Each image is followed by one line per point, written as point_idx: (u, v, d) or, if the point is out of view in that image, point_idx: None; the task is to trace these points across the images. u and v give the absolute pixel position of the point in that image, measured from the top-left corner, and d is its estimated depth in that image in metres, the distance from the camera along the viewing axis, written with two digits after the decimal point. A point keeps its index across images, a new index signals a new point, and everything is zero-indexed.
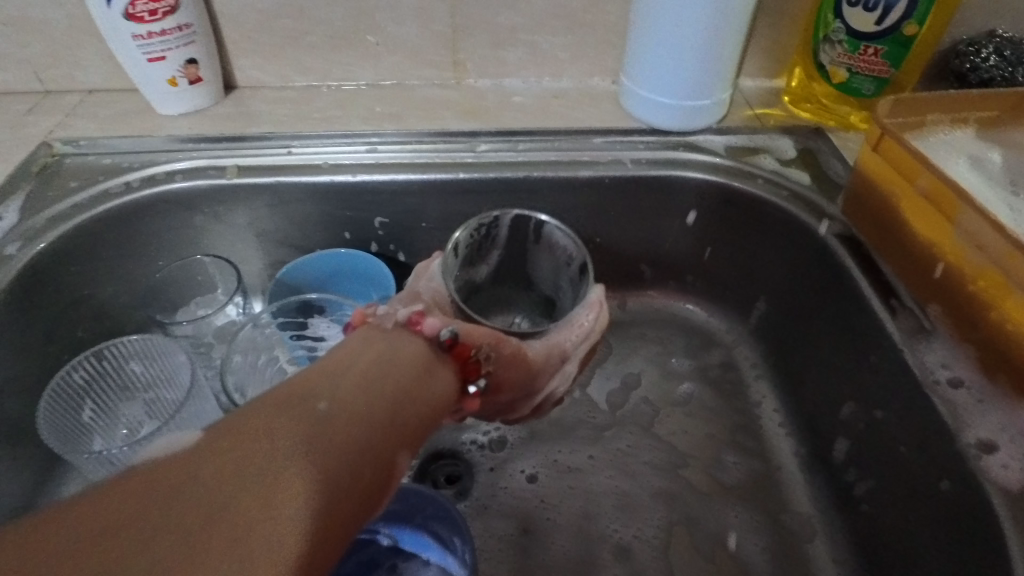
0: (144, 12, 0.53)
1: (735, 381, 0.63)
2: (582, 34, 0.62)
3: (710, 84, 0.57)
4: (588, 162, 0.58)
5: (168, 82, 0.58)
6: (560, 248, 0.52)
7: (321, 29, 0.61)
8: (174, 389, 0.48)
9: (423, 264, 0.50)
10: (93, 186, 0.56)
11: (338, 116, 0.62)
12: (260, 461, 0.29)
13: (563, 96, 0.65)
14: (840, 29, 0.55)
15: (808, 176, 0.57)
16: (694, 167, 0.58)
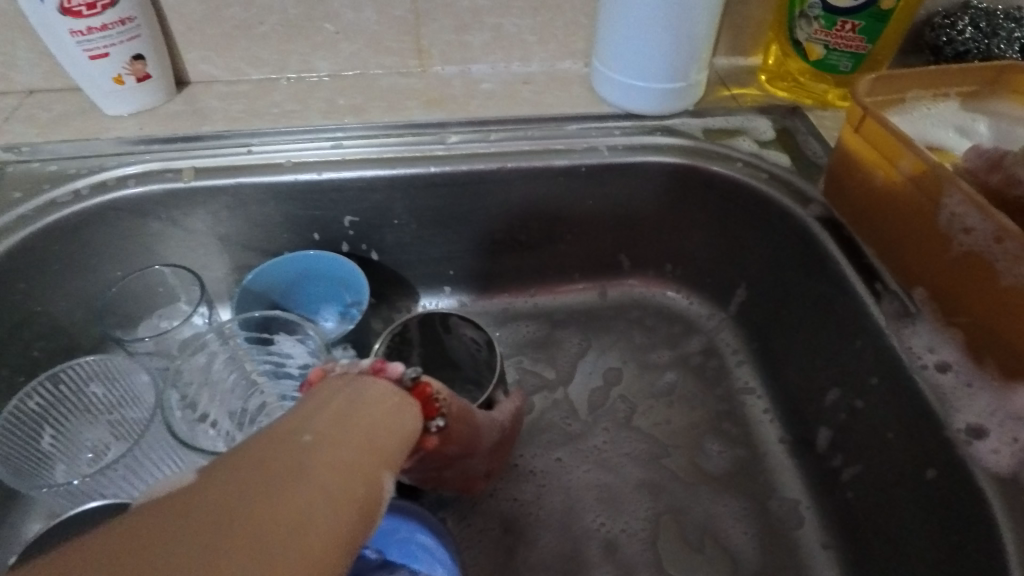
0: (80, 6, 0.49)
1: (717, 368, 0.62)
2: (551, 16, 0.59)
3: (686, 65, 0.55)
4: (562, 151, 0.56)
5: (113, 80, 0.55)
6: (470, 339, 0.49)
7: (273, 18, 0.57)
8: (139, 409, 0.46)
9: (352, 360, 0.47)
10: (38, 196, 0.52)
11: (297, 109, 0.58)
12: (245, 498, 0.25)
13: (533, 81, 0.62)
14: (815, 5, 0.54)
15: (788, 157, 0.56)
16: (672, 152, 0.56)
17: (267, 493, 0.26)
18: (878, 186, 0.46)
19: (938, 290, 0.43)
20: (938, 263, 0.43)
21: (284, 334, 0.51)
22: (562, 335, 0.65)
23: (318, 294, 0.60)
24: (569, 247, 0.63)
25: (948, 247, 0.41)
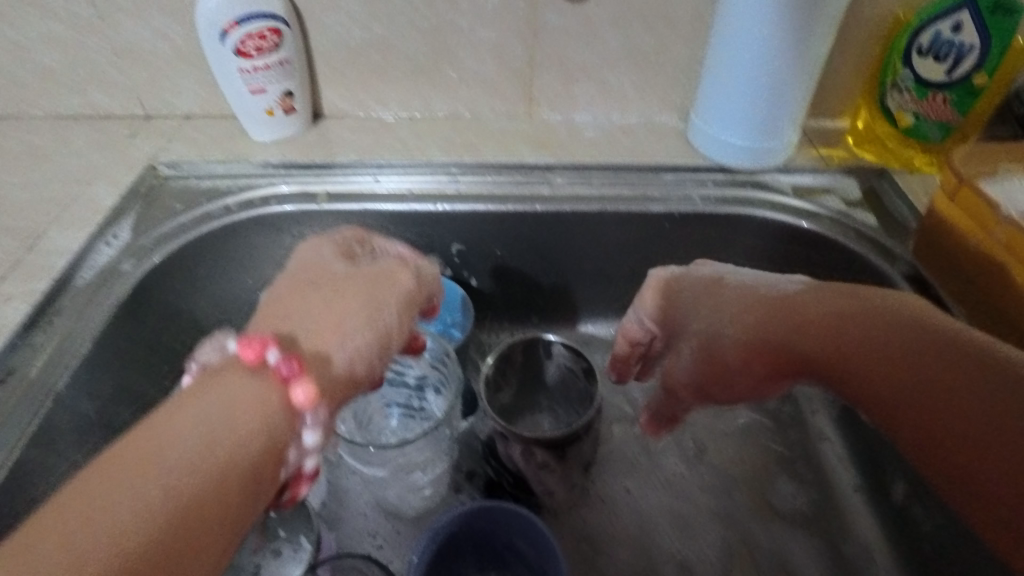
0: (251, 49, 0.58)
1: (792, 412, 0.64)
2: (652, 73, 0.65)
3: (782, 126, 0.60)
4: (658, 198, 0.61)
5: (265, 112, 0.63)
6: (565, 363, 0.54)
7: (404, 64, 0.64)
8: None
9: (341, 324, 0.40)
10: (196, 209, 0.60)
11: (418, 146, 0.65)
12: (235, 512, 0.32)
13: (631, 131, 0.67)
14: (908, 77, 0.58)
15: (874, 217, 0.59)
16: (761, 206, 0.60)
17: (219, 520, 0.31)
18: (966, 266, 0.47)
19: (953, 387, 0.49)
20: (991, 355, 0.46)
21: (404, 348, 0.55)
22: None
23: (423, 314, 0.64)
24: None
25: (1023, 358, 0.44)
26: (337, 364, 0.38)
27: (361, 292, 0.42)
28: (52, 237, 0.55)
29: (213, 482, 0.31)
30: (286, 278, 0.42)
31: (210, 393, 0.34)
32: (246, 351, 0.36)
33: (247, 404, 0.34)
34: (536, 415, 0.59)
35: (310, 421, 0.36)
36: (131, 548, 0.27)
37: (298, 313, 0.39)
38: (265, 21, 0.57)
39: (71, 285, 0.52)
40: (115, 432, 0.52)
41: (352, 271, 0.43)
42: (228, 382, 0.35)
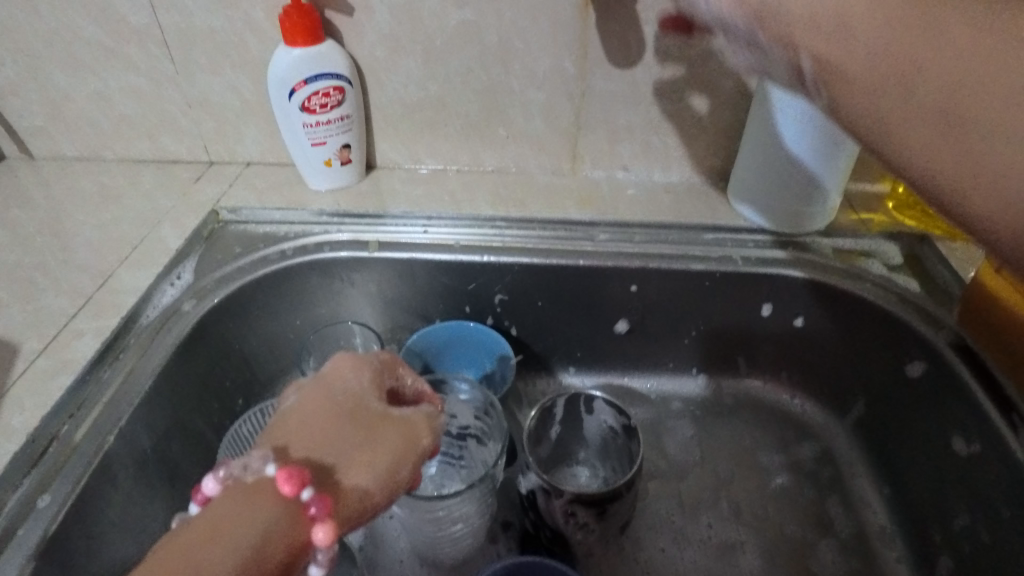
0: (316, 105, 0.62)
1: (833, 476, 0.63)
2: (695, 135, 0.67)
3: (824, 192, 0.60)
4: (699, 257, 0.62)
5: (324, 163, 0.66)
6: (607, 421, 0.55)
7: (457, 120, 0.68)
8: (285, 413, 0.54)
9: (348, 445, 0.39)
10: (254, 252, 0.62)
11: (466, 199, 0.68)
12: None
13: (672, 190, 0.69)
14: None
15: (917, 283, 0.59)
16: (803, 267, 0.61)
17: None
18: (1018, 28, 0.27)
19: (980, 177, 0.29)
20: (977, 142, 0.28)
21: (449, 397, 0.56)
22: (675, 422, 0.68)
23: (463, 360, 0.65)
24: (693, 342, 0.67)
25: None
26: (352, 511, 0.38)
27: (390, 445, 0.40)
28: (121, 276, 0.58)
29: None
30: (322, 396, 0.41)
31: (243, 526, 0.35)
32: (283, 484, 0.36)
33: (275, 539, 0.35)
34: (574, 467, 0.60)
35: (319, 557, 0.37)
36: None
37: (333, 445, 0.39)
38: (331, 80, 0.61)
39: (138, 323, 0.54)
40: (169, 467, 0.53)
41: (390, 413, 0.41)
42: (259, 513, 0.35)
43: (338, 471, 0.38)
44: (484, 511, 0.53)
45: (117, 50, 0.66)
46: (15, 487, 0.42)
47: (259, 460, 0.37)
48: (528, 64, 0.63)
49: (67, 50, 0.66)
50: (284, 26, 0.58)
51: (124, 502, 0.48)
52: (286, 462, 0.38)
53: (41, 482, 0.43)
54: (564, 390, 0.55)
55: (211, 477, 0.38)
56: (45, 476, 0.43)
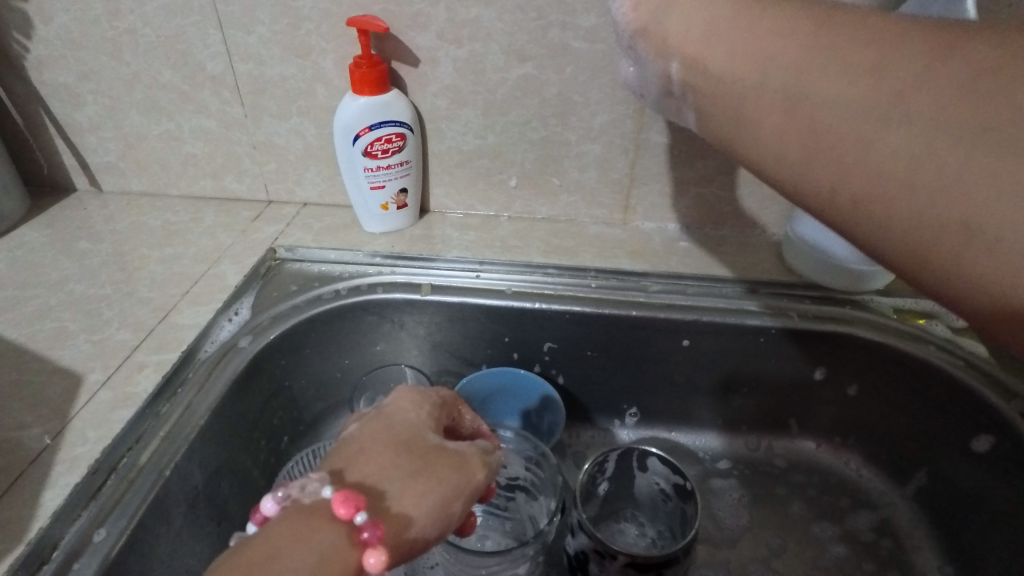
0: (378, 150, 0.64)
1: (893, 550, 0.59)
2: (749, 191, 0.67)
3: None
4: (755, 312, 0.61)
5: (381, 206, 0.68)
6: (661, 480, 0.53)
7: (512, 169, 0.69)
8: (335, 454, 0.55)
9: (406, 467, 0.40)
10: (309, 291, 0.63)
11: (517, 246, 0.68)
12: None
13: (724, 243, 0.69)
14: None
15: (983, 347, 0.58)
16: (862, 326, 0.60)
17: None
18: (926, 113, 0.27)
19: (849, 222, 0.31)
20: (846, 198, 0.31)
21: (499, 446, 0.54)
22: (721, 484, 0.65)
23: (504, 409, 0.65)
24: (745, 399, 0.66)
25: (962, 252, 0.27)
26: (404, 540, 0.37)
27: (444, 477, 0.40)
28: (181, 310, 0.60)
29: None
30: (381, 427, 0.42)
31: (298, 548, 0.34)
32: (339, 506, 0.36)
33: (331, 563, 0.34)
34: (622, 523, 0.58)
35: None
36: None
37: (390, 473, 0.39)
38: (394, 127, 0.63)
39: (196, 358, 0.55)
40: (216, 504, 0.52)
41: (447, 447, 0.42)
42: (315, 535, 0.35)
43: (395, 494, 0.38)
44: (533, 567, 0.51)
45: (191, 94, 0.69)
46: (75, 519, 0.42)
47: (317, 482, 0.38)
48: (585, 118, 0.64)
49: (146, 93, 0.70)
50: (353, 76, 0.61)
51: (172, 538, 0.47)
52: (344, 486, 0.38)
53: (100, 513, 0.43)
54: (617, 444, 0.54)
55: (270, 498, 0.37)
56: (103, 509, 0.43)
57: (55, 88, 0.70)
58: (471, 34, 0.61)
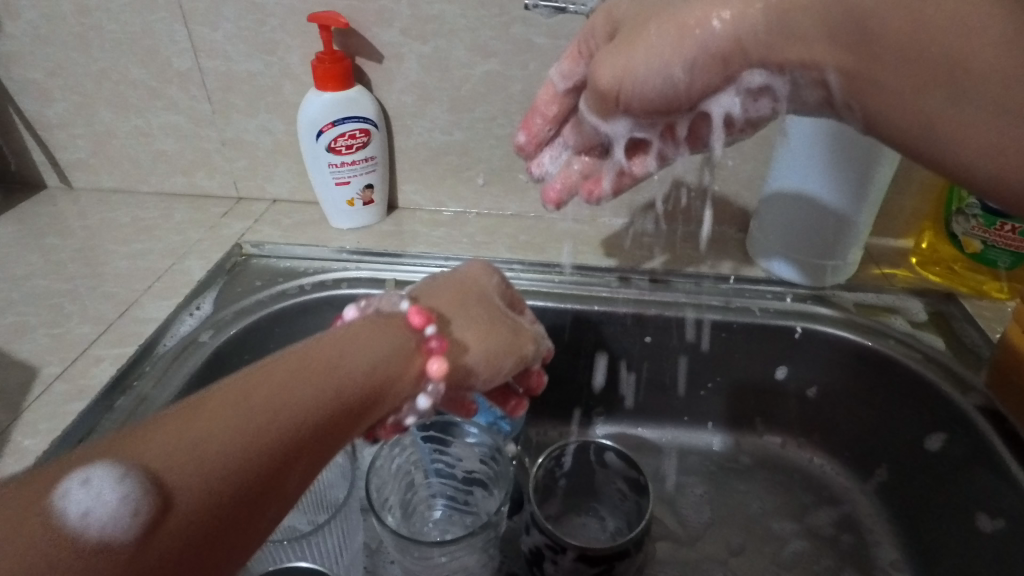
0: (342, 146, 0.64)
1: (854, 543, 0.58)
2: (715, 187, 0.68)
3: (841, 248, 0.61)
4: (718, 306, 0.61)
5: (347, 202, 0.68)
6: (617, 473, 0.54)
7: (480, 165, 0.69)
8: None
9: (476, 311, 0.45)
10: (273, 286, 0.63)
11: (485, 243, 0.68)
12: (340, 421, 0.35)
13: (692, 240, 0.70)
14: (975, 205, 0.58)
15: (943, 342, 0.58)
16: (823, 321, 0.60)
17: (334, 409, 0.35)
18: (983, 104, 0.32)
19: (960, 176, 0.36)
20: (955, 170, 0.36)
21: (457, 440, 0.53)
22: (684, 479, 0.64)
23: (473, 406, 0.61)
24: (711, 394, 0.66)
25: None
26: (460, 363, 0.42)
27: (501, 333, 0.45)
28: (143, 305, 0.60)
29: (361, 393, 0.36)
30: (453, 285, 0.47)
31: (385, 335, 0.40)
32: (416, 316, 0.42)
33: (402, 355, 0.39)
34: (582, 516, 0.57)
35: (426, 391, 0.40)
36: (273, 433, 0.31)
37: (457, 314, 0.45)
38: (358, 123, 0.64)
39: (154, 352, 0.55)
40: None
41: (507, 312, 0.47)
42: (390, 335, 0.40)
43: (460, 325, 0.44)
44: (486, 558, 0.51)
45: (160, 90, 0.69)
46: None
47: (396, 299, 0.44)
48: None
49: (114, 90, 0.70)
50: (316, 72, 0.61)
51: None
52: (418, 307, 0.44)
53: None
54: (576, 438, 0.54)
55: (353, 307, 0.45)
56: None
57: (24, 85, 0.70)
58: (435, 30, 0.61)
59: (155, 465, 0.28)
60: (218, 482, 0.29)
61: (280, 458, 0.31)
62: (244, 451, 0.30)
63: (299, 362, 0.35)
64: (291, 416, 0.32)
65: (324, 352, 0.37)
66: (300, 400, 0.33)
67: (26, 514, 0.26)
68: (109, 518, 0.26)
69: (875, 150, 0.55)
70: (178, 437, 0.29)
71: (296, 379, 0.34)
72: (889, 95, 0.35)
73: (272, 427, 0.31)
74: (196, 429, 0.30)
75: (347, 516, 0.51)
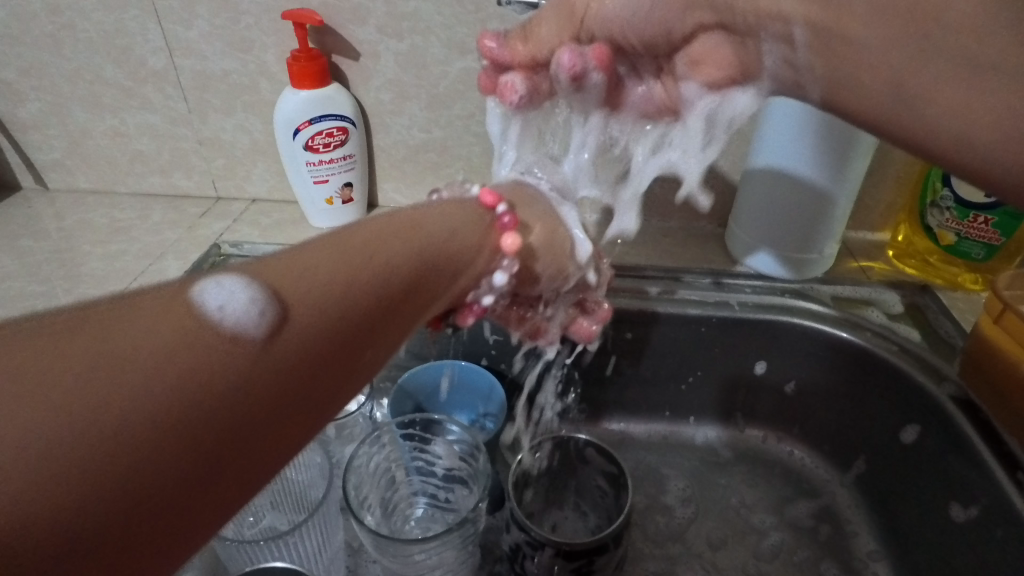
0: (319, 144, 0.64)
1: (833, 533, 0.59)
2: (693, 183, 0.68)
3: (818, 241, 0.61)
4: (697, 301, 0.62)
5: (326, 201, 0.68)
6: (597, 468, 0.53)
7: (460, 163, 0.69)
8: None
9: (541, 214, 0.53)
10: None
11: None
12: (426, 276, 0.38)
13: (671, 235, 0.70)
14: (948, 197, 0.59)
15: (918, 334, 0.58)
16: (801, 314, 0.60)
17: (421, 263, 0.38)
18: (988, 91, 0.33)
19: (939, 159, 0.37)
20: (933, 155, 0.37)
21: (437, 437, 0.54)
22: (666, 472, 0.64)
23: (454, 402, 0.62)
24: (691, 389, 0.66)
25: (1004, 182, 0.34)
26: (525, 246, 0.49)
27: (558, 234, 0.52)
28: None
29: (441, 255, 0.40)
30: (515, 189, 0.54)
31: (457, 212, 0.45)
32: (486, 196, 0.48)
33: (474, 228, 0.45)
34: (565, 510, 0.57)
35: (502, 268, 0.46)
36: (375, 269, 0.34)
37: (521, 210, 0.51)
38: (335, 121, 0.63)
39: None
40: None
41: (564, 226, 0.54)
42: (460, 214, 0.45)
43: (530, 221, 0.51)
44: (466, 555, 0.51)
45: (135, 90, 0.68)
46: None
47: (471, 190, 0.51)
48: None
49: (89, 89, 0.69)
50: (291, 70, 0.60)
51: None
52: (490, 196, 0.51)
53: None
54: (555, 433, 0.54)
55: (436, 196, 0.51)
56: None
57: None
58: (411, 27, 0.61)
59: (279, 281, 0.31)
60: (328, 305, 0.31)
61: (378, 297, 0.34)
62: (353, 278, 0.33)
63: (388, 223, 0.39)
64: (390, 258, 0.36)
65: (409, 219, 0.40)
66: (394, 249, 0.37)
67: (163, 305, 0.27)
68: (240, 314, 0.28)
69: (852, 139, 0.56)
70: (289, 269, 0.32)
71: (388, 233, 0.38)
72: (890, 66, 0.36)
73: (374, 264, 0.34)
74: (305, 263, 0.32)
75: (326, 516, 0.51)
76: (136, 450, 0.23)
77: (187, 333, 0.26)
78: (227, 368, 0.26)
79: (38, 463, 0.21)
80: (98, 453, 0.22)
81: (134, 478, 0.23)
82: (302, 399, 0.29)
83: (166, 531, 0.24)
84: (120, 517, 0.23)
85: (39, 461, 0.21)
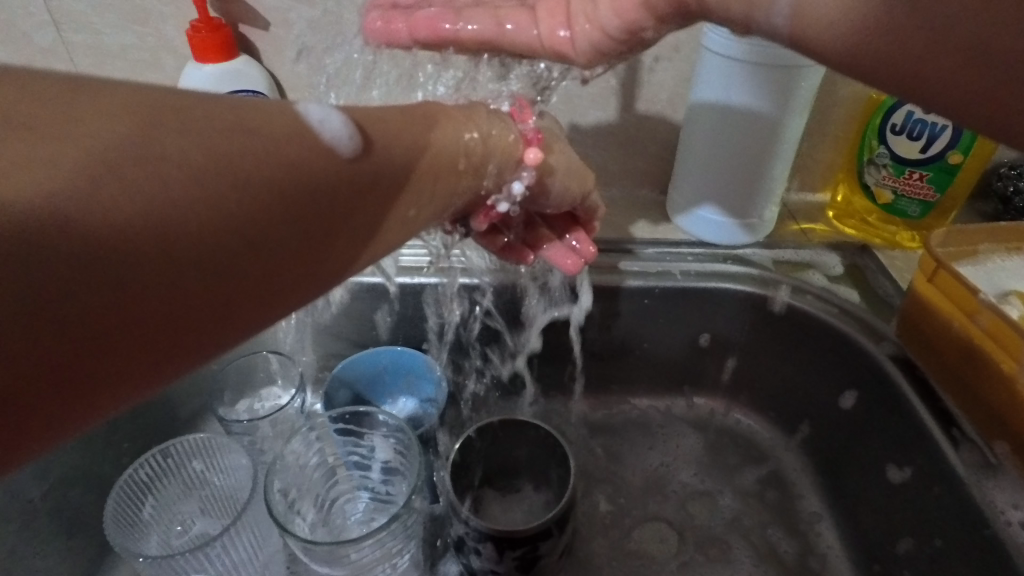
0: None
1: (782, 494, 0.59)
2: (632, 149, 0.66)
3: (757, 204, 0.60)
4: (638, 272, 0.60)
5: None
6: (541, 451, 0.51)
7: None
8: (203, 461, 0.50)
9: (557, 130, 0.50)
10: None
11: None
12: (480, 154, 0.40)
13: (613, 205, 0.68)
14: (884, 154, 0.58)
15: (857, 294, 0.58)
16: (741, 279, 0.59)
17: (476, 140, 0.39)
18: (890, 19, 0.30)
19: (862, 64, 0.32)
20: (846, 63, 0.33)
21: (373, 430, 0.51)
22: (618, 444, 0.63)
23: (393, 391, 0.59)
24: (640, 361, 0.65)
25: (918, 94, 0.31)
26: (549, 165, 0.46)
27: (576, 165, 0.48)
28: None
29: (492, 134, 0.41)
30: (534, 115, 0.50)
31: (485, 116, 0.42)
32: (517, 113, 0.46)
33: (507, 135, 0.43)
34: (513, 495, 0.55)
35: (522, 178, 0.43)
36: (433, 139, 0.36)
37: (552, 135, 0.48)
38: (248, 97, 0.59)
39: None
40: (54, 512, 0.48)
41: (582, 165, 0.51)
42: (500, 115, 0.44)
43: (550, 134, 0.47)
44: (408, 549, 0.49)
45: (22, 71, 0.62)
46: None
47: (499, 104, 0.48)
48: None
49: None
50: (193, 42, 0.56)
51: None
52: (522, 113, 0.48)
53: None
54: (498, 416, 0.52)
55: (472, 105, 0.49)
56: None
57: None
58: None
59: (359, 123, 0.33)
60: (398, 156, 0.34)
61: (427, 166, 0.35)
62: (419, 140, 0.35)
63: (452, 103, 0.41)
64: (448, 129, 0.37)
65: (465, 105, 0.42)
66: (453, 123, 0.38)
67: (277, 110, 0.30)
68: (336, 132, 0.31)
69: (796, 79, 0.53)
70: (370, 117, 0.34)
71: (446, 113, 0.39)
72: None
73: (433, 134, 0.36)
74: (378, 119, 0.34)
75: (256, 518, 0.48)
76: (243, 208, 0.26)
77: (292, 135, 0.29)
78: (315, 170, 0.29)
79: (162, 192, 0.24)
80: (209, 205, 0.25)
81: (240, 231, 0.26)
82: (361, 233, 0.32)
83: (250, 283, 0.27)
84: (221, 259, 0.26)
85: (174, 187, 0.24)
